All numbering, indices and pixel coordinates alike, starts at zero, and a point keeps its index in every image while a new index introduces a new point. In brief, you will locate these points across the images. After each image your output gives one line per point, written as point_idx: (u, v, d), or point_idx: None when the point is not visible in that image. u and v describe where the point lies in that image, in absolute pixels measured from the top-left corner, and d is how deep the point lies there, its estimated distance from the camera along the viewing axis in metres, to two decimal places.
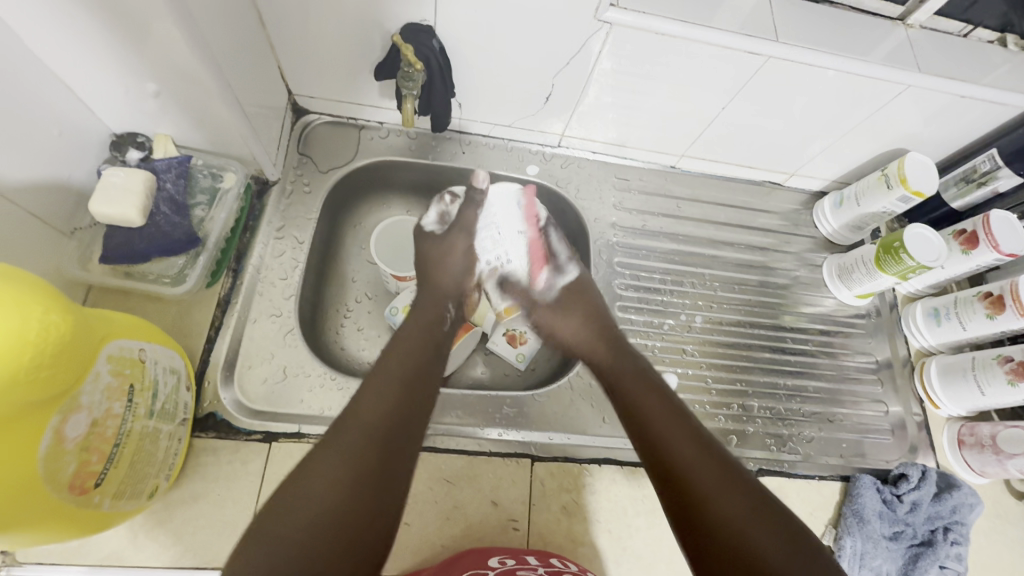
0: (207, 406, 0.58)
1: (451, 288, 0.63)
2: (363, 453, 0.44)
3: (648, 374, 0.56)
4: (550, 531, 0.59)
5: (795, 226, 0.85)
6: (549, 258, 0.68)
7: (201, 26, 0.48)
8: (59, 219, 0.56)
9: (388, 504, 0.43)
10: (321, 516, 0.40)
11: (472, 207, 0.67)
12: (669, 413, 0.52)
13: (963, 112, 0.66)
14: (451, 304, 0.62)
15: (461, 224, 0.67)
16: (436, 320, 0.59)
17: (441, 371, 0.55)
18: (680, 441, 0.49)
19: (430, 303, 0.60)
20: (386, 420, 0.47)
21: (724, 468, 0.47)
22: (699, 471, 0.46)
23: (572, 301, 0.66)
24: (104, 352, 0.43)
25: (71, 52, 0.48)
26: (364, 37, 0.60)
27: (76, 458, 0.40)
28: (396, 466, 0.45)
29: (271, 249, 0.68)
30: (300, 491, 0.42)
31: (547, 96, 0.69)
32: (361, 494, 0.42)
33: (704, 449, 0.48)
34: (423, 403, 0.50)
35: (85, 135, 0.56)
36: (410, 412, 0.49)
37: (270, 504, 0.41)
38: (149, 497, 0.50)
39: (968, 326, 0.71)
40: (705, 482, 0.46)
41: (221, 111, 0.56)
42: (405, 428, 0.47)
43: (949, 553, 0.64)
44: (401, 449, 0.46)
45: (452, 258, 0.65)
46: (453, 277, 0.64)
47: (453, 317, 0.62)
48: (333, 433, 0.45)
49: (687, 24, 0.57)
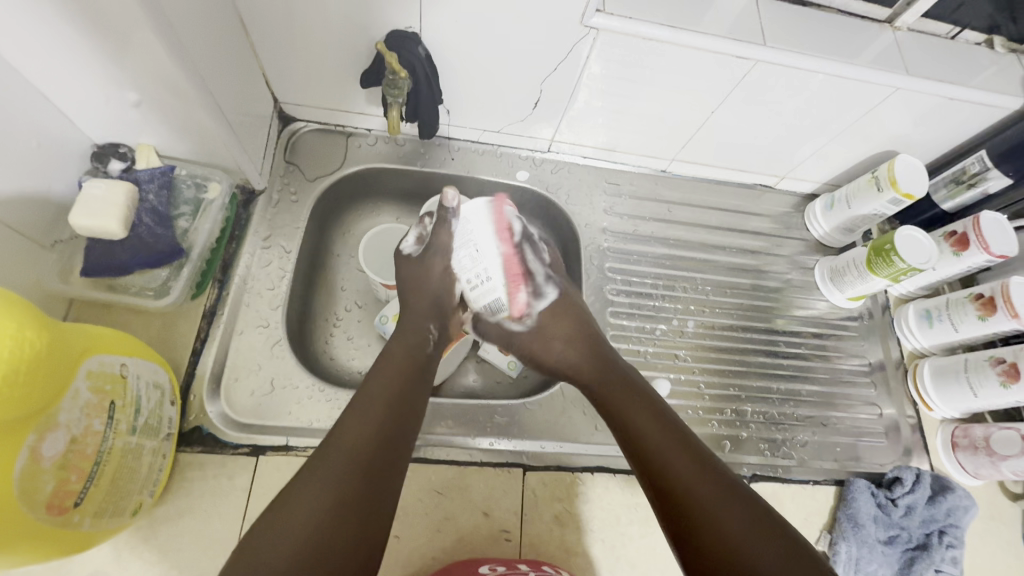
0: (192, 420, 0.57)
1: (431, 308, 0.60)
2: (347, 479, 0.43)
3: (632, 385, 0.57)
4: (542, 542, 0.59)
5: (786, 229, 0.84)
6: (527, 277, 0.60)
7: (181, 34, 0.47)
8: (40, 231, 0.55)
9: (373, 527, 0.43)
10: (303, 542, 0.40)
11: (447, 222, 0.61)
12: (676, 439, 0.50)
13: (951, 113, 0.66)
14: (433, 325, 0.60)
15: (438, 244, 0.61)
16: (420, 341, 0.58)
17: (426, 393, 0.54)
18: (682, 467, 0.47)
19: (412, 324, 0.59)
20: (373, 445, 0.46)
21: (720, 479, 0.46)
22: (689, 480, 0.46)
23: (551, 320, 0.62)
24: (82, 368, 0.42)
25: (48, 62, 0.47)
26: (350, 43, 0.60)
27: (53, 477, 0.39)
28: (381, 490, 0.45)
29: (258, 259, 0.67)
30: (283, 514, 0.41)
31: (535, 102, 0.68)
32: (343, 522, 0.41)
33: (709, 475, 0.46)
34: (409, 426, 0.50)
35: (66, 146, 0.55)
36: (396, 435, 0.48)
37: (251, 530, 0.41)
38: (132, 514, 0.49)
39: (960, 328, 0.71)
40: (707, 506, 0.44)
41: (205, 121, 0.55)
42: (389, 452, 0.47)
43: (945, 557, 0.64)
44: (385, 474, 0.46)
45: (431, 279, 0.61)
46: (433, 298, 0.60)
47: (437, 338, 0.59)
48: (318, 458, 0.45)
49: (674, 29, 0.57)
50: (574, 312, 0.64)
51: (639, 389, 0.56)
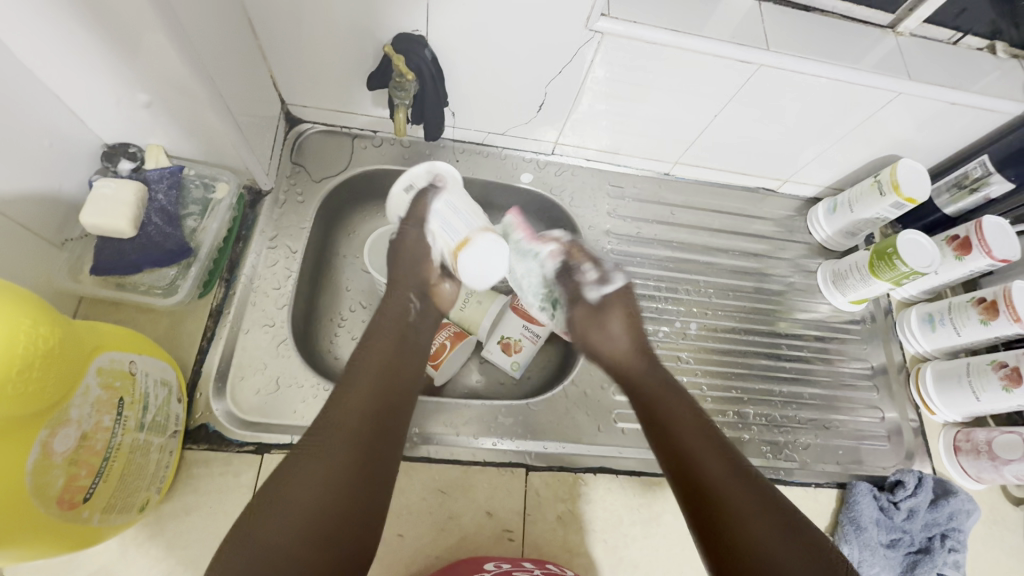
0: (199, 417, 0.58)
1: (412, 281, 0.62)
2: (340, 455, 0.46)
3: (669, 386, 0.58)
4: (545, 542, 0.59)
5: (789, 232, 0.85)
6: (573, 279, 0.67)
7: (193, 36, 0.48)
8: (50, 230, 0.56)
9: (371, 498, 0.46)
10: (302, 519, 0.42)
11: (425, 193, 0.62)
12: (702, 435, 0.53)
13: (954, 119, 0.66)
14: (414, 296, 0.61)
15: (415, 215, 0.63)
16: (400, 312, 0.59)
17: (415, 366, 0.56)
18: (706, 454, 0.51)
19: (392, 296, 0.61)
20: (362, 419, 0.48)
21: (756, 493, 0.48)
22: (728, 490, 0.48)
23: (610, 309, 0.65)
24: (93, 365, 0.43)
25: (61, 64, 0.48)
26: (357, 47, 0.60)
27: (64, 472, 0.40)
28: (375, 461, 0.47)
29: (264, 259, 0.67)
30: (278, 493, 0.44)
31: (540, 105, 0.69)
32: (340, 499, 0.44)
33: (734, 472, 0.49)
34: (397, 396, 0.52)
35: (76, 146, 0.56)
36: (385, 406, 0.50)
37: (251, 513, 0.43)
38: (140, 511, 0.49)
39: (962, 332, 0.71)
40: (742, 514, 0.47)
41: (214, 123, 0.56)
42: (380, 424, 0.49)
43: (947, 560, 0.64)
44: (378, 444, 0.48)
45: (406, 250, 0.63)
46: (413, 269, 0.62)
47: (418, 309, 0.61)
48: (309, 436, 0.47)
49: (678, 33, 0.57)
50: (632, 307, 0.66)
51: (678, 392, 0.57)
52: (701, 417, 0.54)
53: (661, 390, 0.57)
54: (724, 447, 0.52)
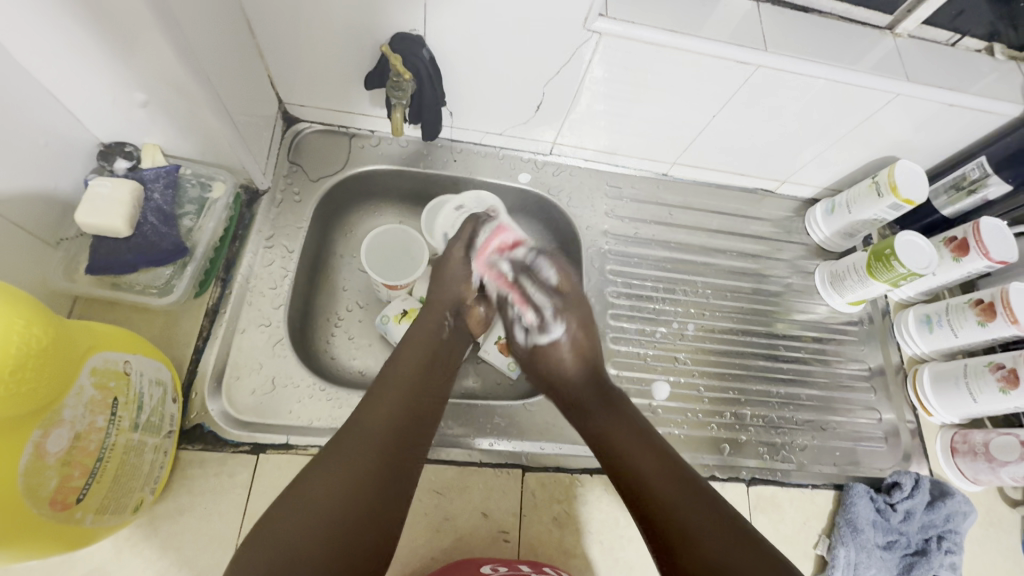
0: (194, 417, 0.58)
1: (452, 300, 0.64)
2: (367, 464, 0.47)
3: (614, 404, 0.58)
4: (542, 543, 0.59)
5: (787, 233, 0.85)
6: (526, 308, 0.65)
7: (189, 36, 0.48)
8: (45, 229, 0.56)
9: (388, 511, 0.46)
10: (322, 522, 0.43)
11: (482, 220, 0.67)
12: (644, 443, 0.53)
13: (952, 120, 0.66)
14: (449, 314, 0.63)
15: (461, 236, 0.66)
16: (435, 328, 0.61)
17: (444, 383, 0.58)
18: (657, 477, 0.50)
19: (427, 312, 0.62)
20: (392, 431, 0.50)
21: (699, 493, 0.48)
22: (670, 498, 0.48)
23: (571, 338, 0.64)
24: (87, 365, 0.43)
25: (57, 63, 0.48)
26: (354, 46, 0.60)
27: (57, 473, 0.40)
28: (399, 475, 0.48)
29: (260, 259, 0.67)
30: (302, 493, 0.44)
31: (538, 105, 0.69)
32: (359, 504, 0.45)
33: (677, 476, 0.50)
34: (427, 414, 0.53)
35: (72, 145, 0.56)
36: (415, 420, 0.52)
37: (272, 511, 0.44)
38: (133, 511, 0.49)
39: (959, 333, 0.71)
40: (685, 522, 0.46)
41: (210, 122, 0.56)
42: (409, 439, 0.50)
43: (943, 562, 0.64)
44: (404, 459, 0.49)
45: (450, 270, 0.65)
46: (453, 286, 0.65)
47: (450, 326, 0.63)
48: (338, 441, 0.48)
49: (676, 34, 0.57)
50: (587, 337, 0.65)
51: (624, 409, 0.58)
52: (654, 440, 0.53)
53: (606, 409, 0.58)
54: (667, 452, 0.52)
